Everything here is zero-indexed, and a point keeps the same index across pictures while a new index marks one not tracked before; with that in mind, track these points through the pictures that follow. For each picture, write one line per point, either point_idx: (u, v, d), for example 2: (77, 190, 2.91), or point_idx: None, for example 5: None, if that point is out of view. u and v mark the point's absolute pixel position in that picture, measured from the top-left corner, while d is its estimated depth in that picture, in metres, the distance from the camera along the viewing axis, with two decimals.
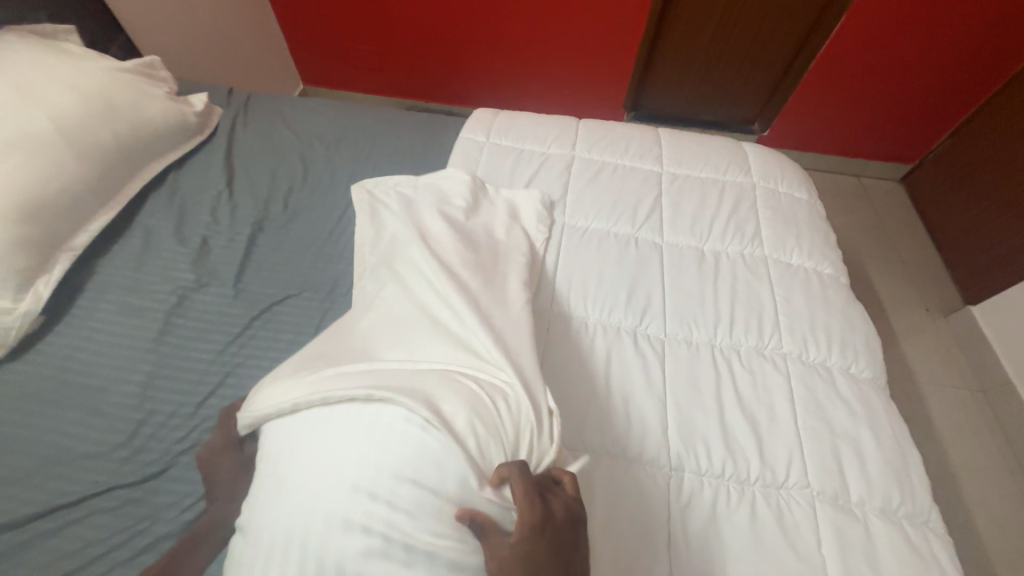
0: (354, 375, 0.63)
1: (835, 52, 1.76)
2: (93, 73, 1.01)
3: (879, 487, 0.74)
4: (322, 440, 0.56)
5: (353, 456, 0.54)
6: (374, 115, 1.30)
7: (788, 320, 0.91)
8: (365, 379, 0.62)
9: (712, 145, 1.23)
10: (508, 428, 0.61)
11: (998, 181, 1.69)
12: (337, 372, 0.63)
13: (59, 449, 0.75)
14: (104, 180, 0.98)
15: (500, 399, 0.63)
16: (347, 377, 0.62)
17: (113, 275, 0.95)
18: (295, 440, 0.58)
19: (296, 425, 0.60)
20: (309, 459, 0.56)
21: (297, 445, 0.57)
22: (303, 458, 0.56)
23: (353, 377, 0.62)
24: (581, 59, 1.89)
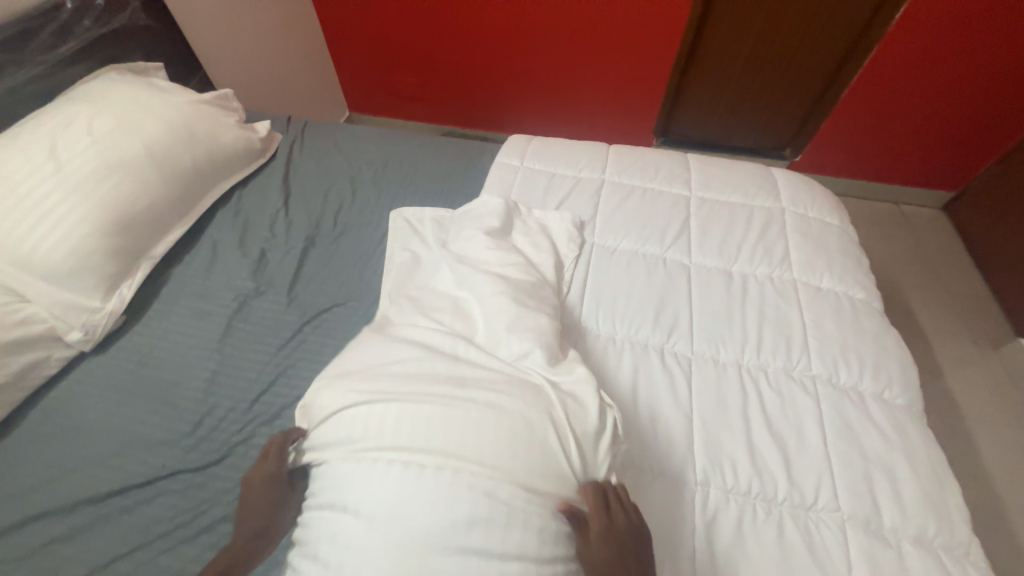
0: (398, 422, 0.63)
1: (867, 80, 1.79)
2: (179, 104, 1.16)
3: (915, 516, 0.72)
4: (384, 478, 0.59)
5: (422, 495, 0.57)
6: (418, 142, 1.40)
7: (818, 343, 0.91)
8: (413, 432, 0.62)
9: (741, 171, 1.26)
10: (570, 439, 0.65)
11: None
12: (403, 387, 0.67)
13: (135, 435, 0.84)
14: (182, 197, 1.10)
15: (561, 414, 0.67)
16: (392, 426, 0.63)
17: (185, 281, 1.06)
18: (351, 478, 0.61)
19: (350, 466, 0.62)
20: (375, 472, 0.60)
21: (352, 482, 0.61)
22: (382, 468, 0.60)
23: (398, 428, 0.63)
24: (612, 88, 1.98)
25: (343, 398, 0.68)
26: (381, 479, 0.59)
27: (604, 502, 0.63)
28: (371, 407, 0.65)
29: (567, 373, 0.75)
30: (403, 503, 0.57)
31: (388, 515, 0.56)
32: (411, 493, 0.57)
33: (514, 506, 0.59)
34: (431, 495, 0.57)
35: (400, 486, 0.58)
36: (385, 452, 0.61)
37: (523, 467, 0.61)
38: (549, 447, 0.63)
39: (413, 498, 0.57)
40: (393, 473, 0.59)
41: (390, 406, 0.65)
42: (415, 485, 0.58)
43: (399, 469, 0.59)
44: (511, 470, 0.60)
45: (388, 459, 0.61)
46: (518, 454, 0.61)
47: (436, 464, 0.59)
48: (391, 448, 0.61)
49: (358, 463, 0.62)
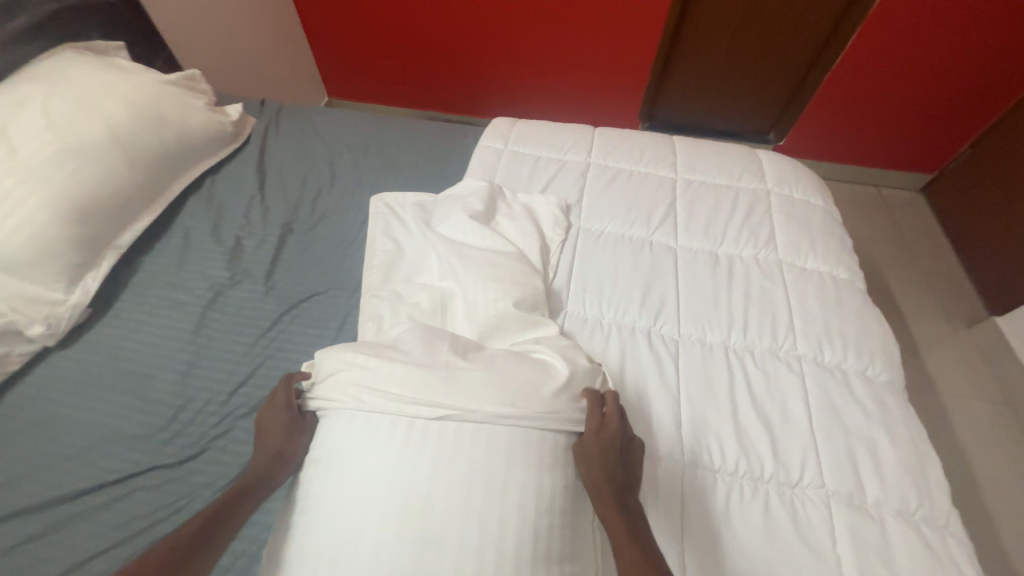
0: (402, 379, 0.65)
1: (849, 64, 1.78)
2: (144, 85, 1.10)
3: (895, 488, 0.74)
4: (388, 434, 0.62)
5: (421, 461, 0.59)
6: (400, 125, 1.35)
7: (803, 323, 0.92)
8: (419, 387, 0.64)
9: (727, 153, 1.25)
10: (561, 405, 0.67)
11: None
12: (398, 358, 0.69)
13: (106, 431, 0.80)
14: (149, 183, 1.05)
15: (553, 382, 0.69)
16: (397, 384, 0.65)
17: (156, 270, 1.01)
18: (352, 448, 0.62)
19: (354, 428, 0.64)
20: (374, 449, 0.61)
21: (355, 445, 0.63)
22: (382, 440, 0.62)
23: (402, 384, 0.65)
24: (597, 70, 1.94)
25: (350, 360, 0.69)
26: (386, 435, 0.62)
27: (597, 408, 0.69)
28: (377, 368, 0.67)
29: (560, 345, 0.77)
30: (404, 478, 0.58)
31: (389, 479, 0.59)
32: (412, 461, 0.59)
33: (506, 490, 0.58)
34: (430, 461, 0.59)
35: (403, 445, 0.61)
36: (391, 408, 0.64)
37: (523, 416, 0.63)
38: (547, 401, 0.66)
39: (416, 457, 0.60)
40: (398, 428, 0.62)
41: (394, 366, 0.67)
42: (418, 442, 0.61)
43: (404, 425, 0.62)
44: (511, 427, 0.62)
45: (394, 415, 0.64)
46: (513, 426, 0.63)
47: (440, 418, 0.63)
48: (397, 402, 0.64)
49: (365, 419, 0.64)
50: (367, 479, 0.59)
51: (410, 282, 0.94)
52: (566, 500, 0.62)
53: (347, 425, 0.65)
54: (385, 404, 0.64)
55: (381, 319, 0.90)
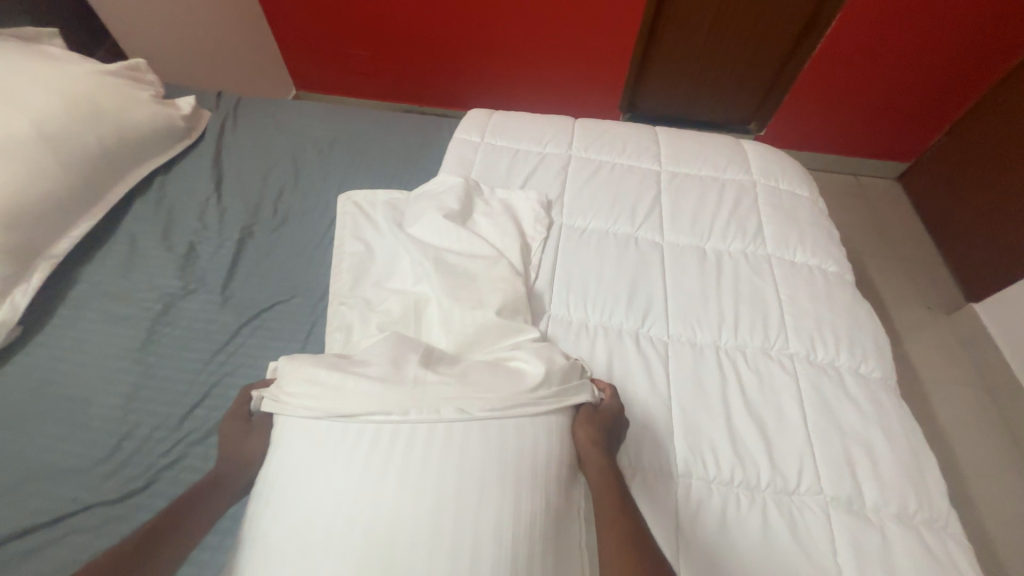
0: (369, 382, 0.60)
1: (828, 52, 1.77)
2: (78, 76, 0.99)
3: (894, 492, 0.71)
4: (348, 452, 0.56)
5: (384, 485, 0.53)
6: (368, 117, 1.27)
7: (794, 320, 0.89)
8: (386, 389, 0.59)
9: (711, 143, 1.21)
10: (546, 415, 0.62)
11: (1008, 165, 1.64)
12: (366, 369, 0.63)
13: (38, 465, 0.71)
14: (87, 185, 0.95)
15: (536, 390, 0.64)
16: (361, 386, 0.60)
17: (99, 281, 0.92)
18: (316, 470, 0.56)
19: (316, 448, 0.57)
20: (339, 472, 0.55)
21: (318, 468, 0.56)
22: (348, 460, 0.55)
23: (368, 387, 0.60)
24: (575, 60, 1.88)
25: (310, 368, 0.64)
26: (347, 452, 0.56)
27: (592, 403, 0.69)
28: (340, 373, 0.62)
29: (538, 347, 0.72)
30: (363, 509, 0.52)
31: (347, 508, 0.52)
32: (374, 485, 0.53)
33: (484, 516, 0.52)
34: (394, 488, 0.53)
35: (366, 466, 0.54)
36: (356, 412, 0.58)
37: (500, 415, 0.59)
38: (523, 398, 0.61)
39: (379, 481, 0.53)
40: (362, 440, 0.56)
41: (360, 372, 0.62)
42: (382, 462, 0.54)
43: (368, 438, 0.56)
44: (493, 440, 0.57)
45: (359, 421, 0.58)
46: (489, 445, 0.56)
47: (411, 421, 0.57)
48: (362, 406, 0.58)
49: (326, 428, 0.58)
50: (327, 515, 0.52)
51: (380, 288, 0.87)
52: (556, 528, 0.56)
53: (308, 446, 0.58)
54: (349, 409, 0.58)
55: (349, 329, 0.82)
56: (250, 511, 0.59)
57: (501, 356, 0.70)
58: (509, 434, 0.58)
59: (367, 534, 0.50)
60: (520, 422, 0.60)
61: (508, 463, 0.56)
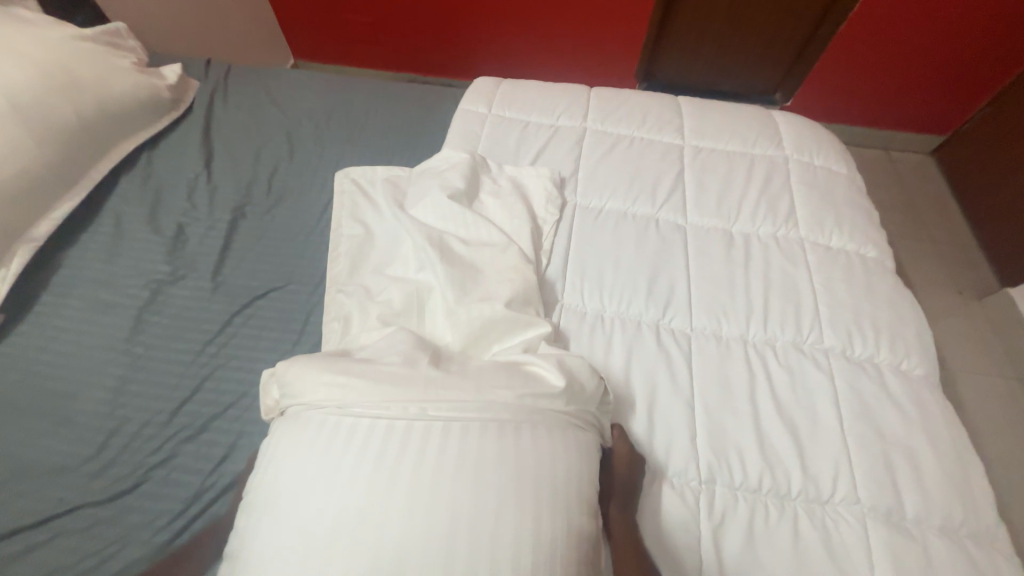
0: (376, 380, 0.54)
1: (867, 14, 1.61)
2: (51, 41, 0.91)
3: (938, 503, 0.65)
4: (351, 455, 0.49)
5: (392, 494, 0.46)
6: (367, 87, 1.18)
7: (830, 312, 0.81)
8: (397, 388, 0.53)
9: (740, 115, 1.10)
10: (570, 418, 0.57)
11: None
12: (370, 367, 0.56)
13: (22, 464, 0.68)
14: (66, 163, 0.88)
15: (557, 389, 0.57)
16: (368, 385, 0.53)
17: (83, 267, 0.86)
18: (314, 480, 0.49)
19: (313, 455, 0.50)
20: (340, 480, 0.48)
21: (314, 477, 0.49)
22: (349, 467, 0.48)
23: (375, 387, 0.53)
24: (590, 24, 1.74)
25: (305, 367, 0.57)
26: (349, 455, 0.49)
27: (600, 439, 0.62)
28: (341, 372, 0.55)
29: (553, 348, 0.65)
30: (364, 524, 0.45)
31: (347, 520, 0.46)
32: (379, 494, 0.47)
33: (501, 540, 0.46)
34: (401, 499, 0.46)
35: (371, 472, 0.48)
36: (365, 411, 0.52)
37: (524, 415, 0.53)
38: (546, 398, 0.56)
39: (386, 489, 0.47)
40: (369, 442, 0.49)
41: (366, 368, 0.56)
42: (390, 467, 0.48)
43: (377, 440, 0.50)
44: (511, 447, 0.50)
45: (366, 420, 0.51)
46: (508, 450, 0.50)
47: (427, 420, 0.51)
48: (372, 405, 0.52)
49: (328, 429, 0.51)
50: (316, 534, 0.46)
51: (380, 275, 0.81)
52: (579, 548, 0.50)
53: (304, 451, 0.51)
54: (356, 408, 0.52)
55: (347, 319, 0.76)
56: (236, 525, 0.51)
57: (516, 358, 0.63)
58: (529, 438, 0.52)
59: (373, 549, 0.44)
60: (545, 424, 0.54)
61: (527, 471, 0.50)
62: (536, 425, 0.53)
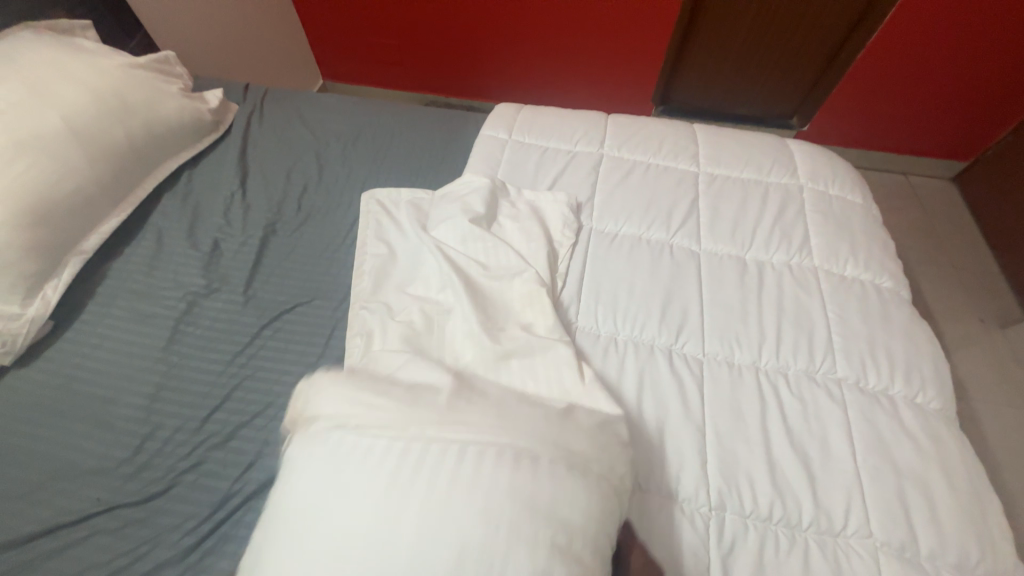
0: (398, 404, 0.57)
1: (884, 45, 1.64)
2: (107, 69, 0.99)
3: (954, 540, 0.64)
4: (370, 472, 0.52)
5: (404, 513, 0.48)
6: (394, 112, 1.24)
7: (844, 342, 0.82)
8: (418, 410, 0.57)
9: (756, 144, 1.13)
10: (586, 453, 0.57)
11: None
12: (392, 393, 0.60)
13: (63, 464, 0.72)
14: (115, 181, 0.95)
15: (572, 425, 0.60)
16: (390, 408, 0.57)
17: (125, 279, 0.92)
18: (332, 495, 0.51)
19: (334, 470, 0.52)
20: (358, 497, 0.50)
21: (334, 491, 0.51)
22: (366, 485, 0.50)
23: (396, 410, 0.57)
24: (608, 51, 1.80)
25: (333, 389, 0.61)
26: (372, 463, 0.52)
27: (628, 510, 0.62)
28: (370, 392, 0.59)
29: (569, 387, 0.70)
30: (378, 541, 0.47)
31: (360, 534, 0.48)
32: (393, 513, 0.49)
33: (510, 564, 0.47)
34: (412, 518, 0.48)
35: (388, 492, 0.50)
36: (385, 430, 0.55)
37: (539, 443, 0.55)
38: (562, 429, 0.58)
39: (399, 507, 0.49)
40: (387, 461, 0.52)
41: (388, 392, 0.60)
42: (406, 486, 0.50)
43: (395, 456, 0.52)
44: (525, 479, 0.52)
45: (386, 439, 0.54)
46: (524, 468, 0.52)
47: (445, 441, 0.53)
48: (393, 425, 0.55)
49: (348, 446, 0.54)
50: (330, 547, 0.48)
51: (403, 294, 0.85)
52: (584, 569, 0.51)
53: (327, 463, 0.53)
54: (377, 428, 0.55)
55: (370, 335, 0.80)
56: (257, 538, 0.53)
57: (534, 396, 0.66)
58: (542, 463, 0.53)
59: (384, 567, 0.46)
60: (561, 457, 0.55)
61: (541, 491, 0.52)
62: (550, 452, 0.55)
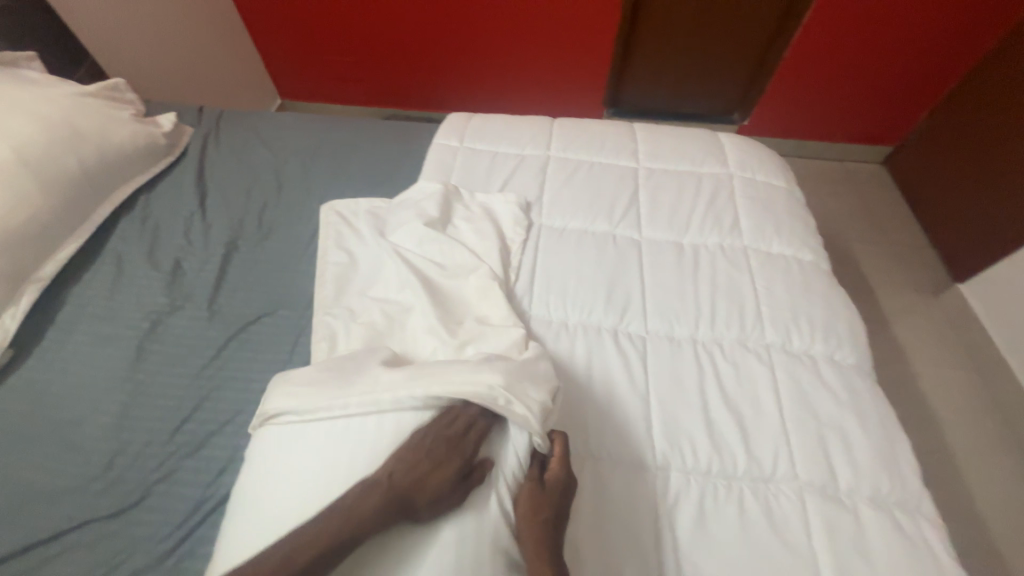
0: (337, 388, 0.66)
1: (808, 42, 1.78)
2: (56, 99, 1.00)
3: (868, 474, 0.72)
4: (299, 504, 0.58)
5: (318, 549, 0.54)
6: (350, 126, 1.28)
7: (770, 311, 0.90)
8: (354, 389, 0.65)
9: (689, 138, 1.22)
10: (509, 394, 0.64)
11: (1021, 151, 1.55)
12: (331, 379, 0.67)
13: (33, 486, 0.73)
14: (71, 208, 0.97)
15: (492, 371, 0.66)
16: (330, 393, 0.65)
17: (86, 303, 0.93)
18: (304, 472, 0.60)
19: (302, 453, 0.62)
20: (327, 471, 0.60)
21: (304, 469, 0.61)
22: (332, 459, 0.61)
23: (335, 394, 0.65)
24: (555, 60, 1.89)
25: (280, 386, 0.69)
26: (332, 443, 0.62)
27: (537, 478, 0.65)
28: (310, 384, 0.67)
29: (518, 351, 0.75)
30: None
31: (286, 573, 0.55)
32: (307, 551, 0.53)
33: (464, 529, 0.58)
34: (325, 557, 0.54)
35: (351, 462, 0.60)
36: (332, 416, 0.64)
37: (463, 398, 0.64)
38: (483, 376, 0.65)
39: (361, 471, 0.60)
40: (345, 438, 0.62)
41: (326, 379, 0.68)
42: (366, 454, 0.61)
43: (347, 440, 0.62)
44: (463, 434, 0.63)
45: (338, 421, 0.63)
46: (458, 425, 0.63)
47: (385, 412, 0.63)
48: (336, 407, 0.64)
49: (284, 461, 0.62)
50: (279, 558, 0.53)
51: (365, 297, 0.89)
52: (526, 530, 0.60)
53: (296, 449, 0.63)
54: (310, 439, 0.63)
55: (334, 338, 0.84)
56: (238, 517, 0.61)
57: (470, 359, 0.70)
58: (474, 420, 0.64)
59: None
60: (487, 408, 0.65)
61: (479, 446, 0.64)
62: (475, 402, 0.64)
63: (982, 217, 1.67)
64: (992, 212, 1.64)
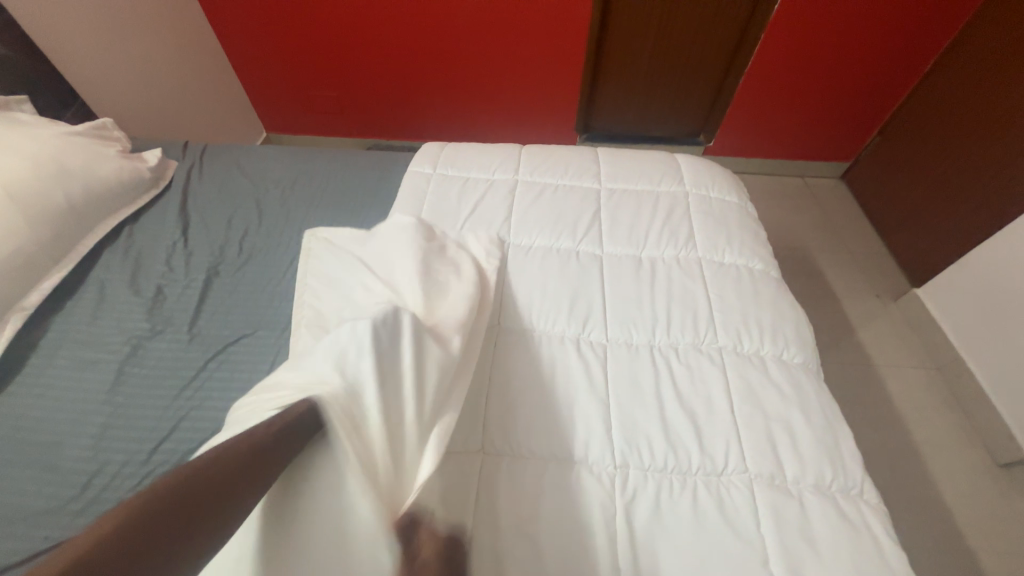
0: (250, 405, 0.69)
1: (759, 70, 1.93)
2: (46, 138, 1.06)
3: (811, 463, 0.78)
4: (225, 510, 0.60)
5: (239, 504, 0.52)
6: (328, 157, 1.35)
7: (722, 316, 0.96)
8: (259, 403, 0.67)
9: (647, 160, 1.31)
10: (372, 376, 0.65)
11: (968, 165, 1.67)
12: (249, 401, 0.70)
13: (8, 509, 0.75)
14: (56, 240, 1.01)
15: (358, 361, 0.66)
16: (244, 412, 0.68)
17: (67, 330, 0.96)
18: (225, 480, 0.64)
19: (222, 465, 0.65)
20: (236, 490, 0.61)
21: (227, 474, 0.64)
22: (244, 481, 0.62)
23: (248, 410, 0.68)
24: (527, 92, 2.01)
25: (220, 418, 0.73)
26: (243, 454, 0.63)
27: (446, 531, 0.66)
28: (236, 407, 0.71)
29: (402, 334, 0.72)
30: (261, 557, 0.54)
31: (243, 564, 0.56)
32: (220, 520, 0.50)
33: None
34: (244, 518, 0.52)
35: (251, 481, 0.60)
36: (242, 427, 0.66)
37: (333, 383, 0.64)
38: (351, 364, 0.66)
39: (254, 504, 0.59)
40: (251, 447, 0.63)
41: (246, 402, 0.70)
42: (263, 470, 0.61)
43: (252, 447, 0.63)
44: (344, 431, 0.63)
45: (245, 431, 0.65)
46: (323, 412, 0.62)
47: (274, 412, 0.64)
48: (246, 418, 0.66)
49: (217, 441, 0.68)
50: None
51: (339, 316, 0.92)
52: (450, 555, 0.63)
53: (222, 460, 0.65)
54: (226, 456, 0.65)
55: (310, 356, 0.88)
56: None
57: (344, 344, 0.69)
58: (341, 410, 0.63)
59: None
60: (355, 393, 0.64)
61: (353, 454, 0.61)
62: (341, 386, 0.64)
63: (935, 223, 1.78)
64: (942, 218, 1.75)
